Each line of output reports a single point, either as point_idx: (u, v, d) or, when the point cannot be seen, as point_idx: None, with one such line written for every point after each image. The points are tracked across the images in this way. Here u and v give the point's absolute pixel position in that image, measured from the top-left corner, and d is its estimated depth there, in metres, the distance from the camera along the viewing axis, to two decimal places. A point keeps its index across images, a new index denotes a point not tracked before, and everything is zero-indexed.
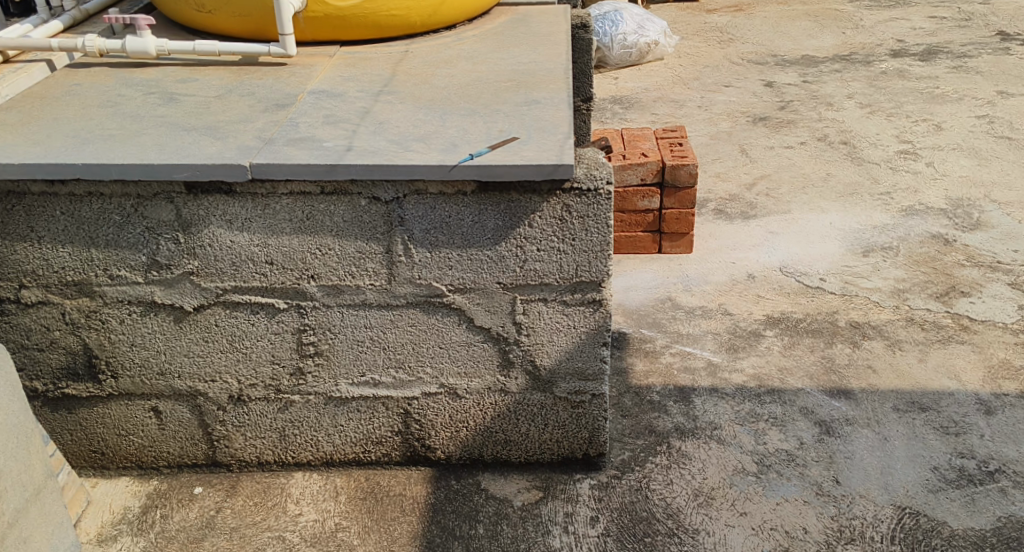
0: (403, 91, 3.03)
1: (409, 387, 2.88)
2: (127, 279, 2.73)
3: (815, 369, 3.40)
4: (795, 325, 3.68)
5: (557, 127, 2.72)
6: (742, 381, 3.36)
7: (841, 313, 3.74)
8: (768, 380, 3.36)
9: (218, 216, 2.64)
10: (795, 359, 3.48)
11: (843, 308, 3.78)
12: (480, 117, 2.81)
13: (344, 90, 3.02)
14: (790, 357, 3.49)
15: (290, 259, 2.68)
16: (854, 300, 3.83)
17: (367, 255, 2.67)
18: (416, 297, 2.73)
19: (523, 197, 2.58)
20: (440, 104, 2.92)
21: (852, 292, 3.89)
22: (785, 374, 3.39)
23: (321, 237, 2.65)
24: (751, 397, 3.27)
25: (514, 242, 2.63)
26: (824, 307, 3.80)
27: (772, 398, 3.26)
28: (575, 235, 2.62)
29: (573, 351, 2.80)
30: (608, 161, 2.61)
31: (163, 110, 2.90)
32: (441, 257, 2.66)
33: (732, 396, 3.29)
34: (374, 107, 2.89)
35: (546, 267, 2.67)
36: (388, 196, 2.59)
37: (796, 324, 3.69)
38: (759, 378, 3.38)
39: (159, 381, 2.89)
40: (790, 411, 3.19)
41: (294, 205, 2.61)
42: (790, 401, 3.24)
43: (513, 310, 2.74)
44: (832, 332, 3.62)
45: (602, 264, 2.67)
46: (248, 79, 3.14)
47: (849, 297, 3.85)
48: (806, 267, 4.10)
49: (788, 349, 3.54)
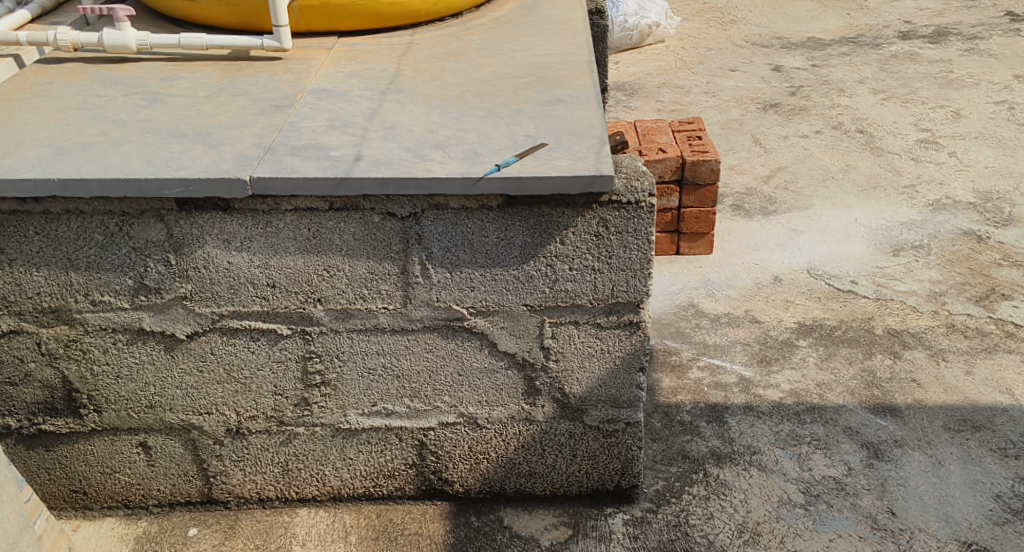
0: (413, 88, 2.74)
1: (425, 417, 2.64)
2: (111, 304, 2.45)
3: (856, 383, 3.17)
4: (830, 334, 3.47)
5: (589, 130, 2.45)
6: (778, 398, 3.14)
7: (878, 319, 3.51)
8: (807, 396, 3.14)
9: (214, 235, 2.34)
10: (833, 372, 3.26)
11: (879, 314, 3.55)
12: (501, 119, 2.54)
13: (349, 88, 2.73)
14: (827, 370, 3.26)
15: (295, 281, 2.42)
16: (889, 304, 3.60)
17: (380, 275, 2.42)
18: (434, 321, 2.49)
19: (555, 212, 2.31)
20: (455, 104, 2.63)
21: (887, 295, 3.66)
22: (824, 389, 3.17)
23: (329, 257, 2.38)
24: (790, 416, 3.05)
25: (544, 259, 2.38)
26: (859, 313, 3.58)
27: (813, 417, 3.04)
28: (612, 253, 2.36)
29: (607, 378, 2.55)
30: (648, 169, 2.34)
31: (147, 114, 2.60)
32: (462, 277, 2.42)
33: (769, 415, 3.06)
34: (383, 108, 2.61)
35: (578, 287, 2.42)
36: (405, 211, 2.32)
37: (830, 333, 3.47)
38: (797, 394, 3.16)
39: (148, 414, 2.62)
40: (834, 431, 2.96)
41: (298, 222, 2.33)
42: (832, 420, 3.02)
43: (541, 334, 2.50)
44: (870, 342, 3.39)
45: (641, 283, 2.40)
46: (241, 76, 2.84)
47: (883, 302, 3.63)
48: (834, 269, 3.89)
49: (824, 362, 3.32)
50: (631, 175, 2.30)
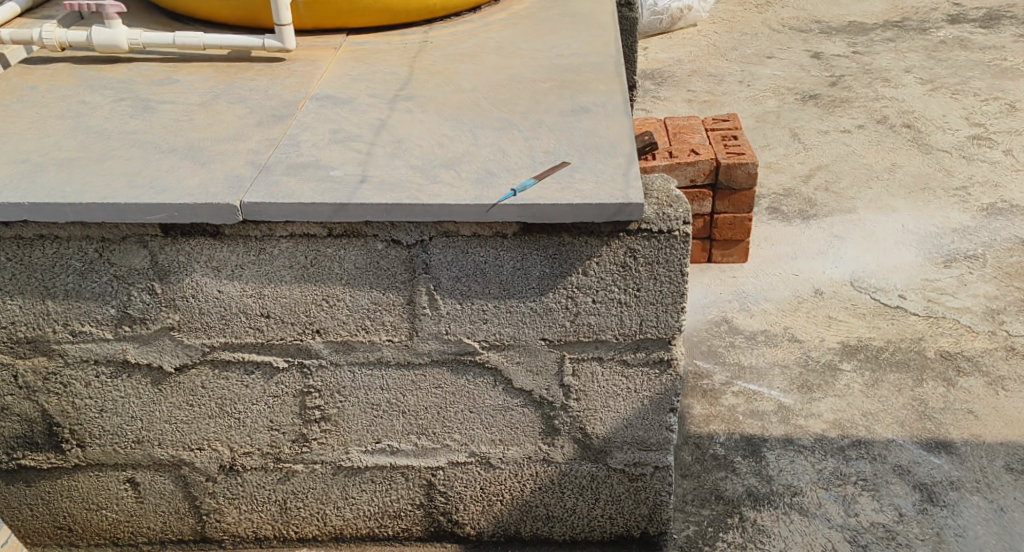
0: (424, 95, 2.50)
1: (433, 455, 2.41)
2: (93, 335, 2.23)
3: (906, 414, 2.94)
4: (877, 356, 3.22)
5: (616, 147, 2.20)
6: (820, 429, 2.91)
7: (930, 340, 3.27)
8: (852, 429, 2.91)
9: (202, 262, 2.11)
10: (881, 400, 3.02)
11: (930, 335, 3.30)
12: (519, 132, 2.29)
13: (354, 95, 2.49)
14: (874, 399, 3.03)
15: (292, 311, 2.18)
16: (941, 323, 3.35)
17: (384, 306, 2.18)
18: (443, 355, 2.25)
19: (577, 240, 2.07)
20: (470, 114, 2.39)
21: (938, 312, 3.41)
22: (871, 420, 2.94)
23: (328, 285, 2.14)
24: (834, 451, 2.82)
25: (565, 291, 2.14)
26: (908, 332, 3.33)
27: (860, 453, 2.80)
28: (641, 285, 2.12)
29: (633, 419, 2.31)
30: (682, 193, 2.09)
31: (134, 123, 2.36)
32: (473, 309, 2.18)
33: (811, 450, 2.83)
34: (391, 119, 2.37)
35: (603, 321, 2.18)
36: (411, 239, 2.08)
37: (876, 355, 3.23)
38: (841, 425, 2.93)
39: (136, 450, 2.41)
40: (882, 470, 2.73)
41: (294, 249, 2.09)
42: (880, 457, 2.78)
43: (561, 371, 2.26)
44: (922, 367, 3.15)
45: (673, 318, 2.16)
46: (239, 79, 2.60)
47: (934, 320, 3.38)
48: (880, 282, 3.63)
49: (871, 389, 3.08)
50: (663, 201, 2.06)
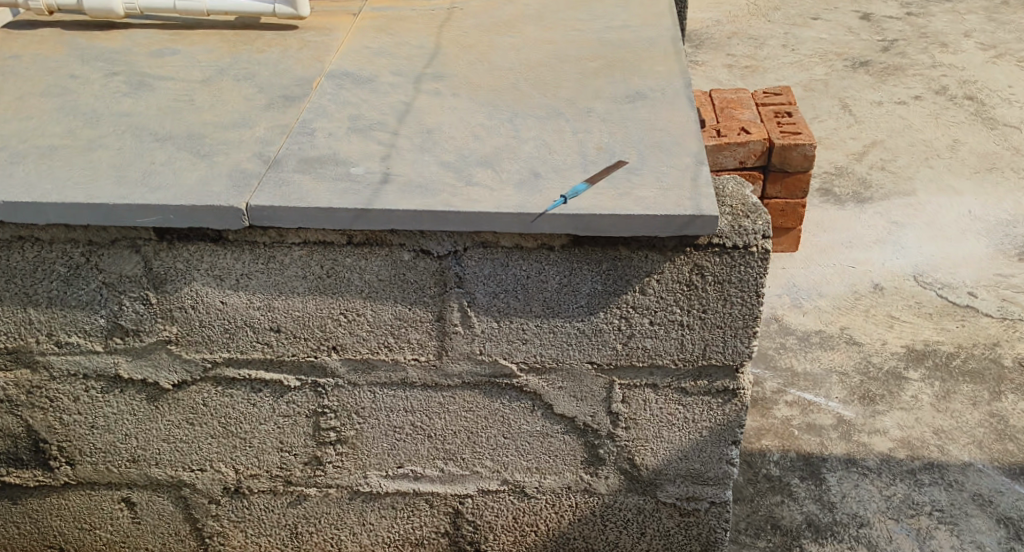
0: (455, 74, 2.19)
1: (462, 482, 2.15)
2: (80, 347, 1.94)
3: (985, 434, 2.74)
4: (947, 363, 3.01)
5: (680, 145, 1.91)
6: (887, 449, 2.70)
7: (1006, 346, 3.06)
8: (923, 450, 2.70)
9: (203, 270, 1.82)
10: (955, 415, 2.82)
11: (1006, 340, 3.09)
12: (567, 123, 1.99)
13: (376, 73, 2.19)
14: (946, 414, 2.82)
15: (304, 326, 1.90)
16: (1017, 326, 3.14)
17: (410, 322, 1.90)
18: (476, 377, 1.98)
19: (635, 254, 1.79)
20: (509, 99, 2.09)
21: (1013, 315, 3.19)
22: (944, 439, 2.74)
23: (346, 300, 1.87)
24: (903, 475, 2.61)
25: (619, 311, 1.87)
26: (981, 336, 3.11)
27: (932, 478, 2.60)
28: (706, 307, 1.85)
29: (689, 451, 2.05)
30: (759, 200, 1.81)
31: (126, 102, 2.05)
32: (511, 328, 1.91)
33: (876, 473, 2.62)
34: (419, 104, 2.07)
35: (659, 345, 1.91)
36: (443, 249, 1.80)
37: (947, 362, 3.01)
38: (910, 445, 2.72)
39: (131, 469, 2.14)
40: (960, 499, 2.53)
41: (308, 258, 1.81)
42: (956, 482, 2.59)
43: (609, 397, 2.00)
44: (998, 378, 2.94)
45: (741, 343, 1.89)
46: (247, 51, 2.29)
47: (1010, 323, 3.16)
48: (947, 276, 3.38)
49: (942, 401, 2.87)
50: (738, 211, 1.77)
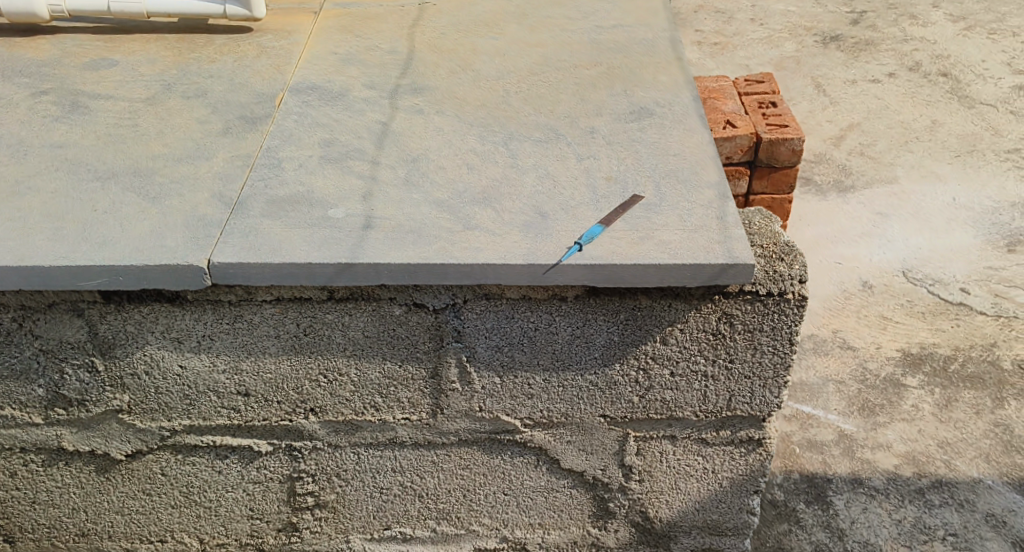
0: (437, 86, 1.94)
1: (456, 542, 1.93)
2: (16, 420, 1.68)
3: (992, 446, 2.68)
4: (946, 368, 2.92)
5: (698, 175, 1.70)
6: (892, 466, 2.61)
7: (1004, 347, 3.00)
8: (929, 466, 2.62)
9: (158, 332, 1.57)
10: (959, 425, 2.75)
11: (1004, 340, 3.03)
12: (569, 147, 1.77)
13: (347, 87, 1.93)
14: (950, 424, 2.75)
15: (277, 388, 1.66)
16: (1013, 325, 3.07)
17: (400, 380, 1.68)
18: (474, 434, 1.77)
19: (658, 304, 1.60)
20: (501, 116, 1.85)
21: (1008, 312, 3.12)
22: (950, 453, 2.67)
23: (328, 359, 1.63)
24: (912, 496, 2.53)
25: (636, 362, 1.68)
26: (978, 336, 3.04)
27: (942, 498, 2.54)
28: (733, 356, 1.67)
29: (706, 503, 1.88)
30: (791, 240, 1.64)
31: (58, 130, 1.76)
32: (515, 383, 1.70)
33: (884, 494, 2.53)
34: (400, 125, 1.82)
35: (680, 397, 1.73)
36: (440, 303, 1.58)
37: (944, 367, 2.92)
38: (916, 460, 2.63)
39: (80, 544, 1.86)
40: (972, 520, 2.48)
41: (283, 316, 1.56)
42: (967, 502, 2.53)
43: (622, 450, 1.81)
44: (999, 382, 2.89)
45: (770, 393, 1.72)
46: (196, 61, 2.00)
47: (1005, 321, 3.09)
48: (938, 271, 3.29)
49: (944, 411, 2.79)
50: (771, 253, 1.61)
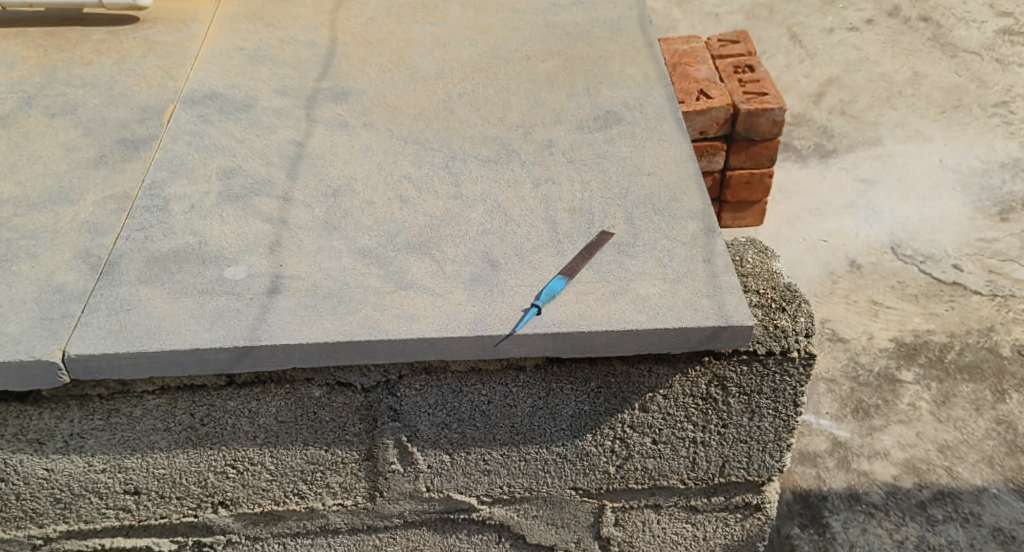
0: (365, 90, 1.62)
1: None
2: None
3: (994, 448, 2.35)
4: (942, 359, 2.58)
5: (677, 201, 1.40)
6: (891, 478, 2.29)
7: (1003, 332, 2.65)
8: (929, 475, 2.31)
9: (14, 433, 1.26)
10: (960, 425, 2.42)
11: (1001, 323, 2.67)
12: (524, 168, 1.45)
13: (254, 94, 1.59)
14: (948, 424, 2.41)
15: (175, 484, 1.36)
16: (1012, 305, 2.72)
17: (327, 465, 1.38)
18: (422, 515, 1.48)
19: (636, 369, 1.30)
20: (442, 129, 1.53)
21: (1004, 291, 2.76)
22: (950, 459, 2.34)
23: (235, 449, 1.33)
24: (912, 511, 2.21)
25: (611, 432, 1.39)
26: (973, 318, 2.70)
27: (946, 512, 2.21)
28: (727, 421, 1.39)
29: None
30: (792, 282, 1.35)
31: None
32: (468, 461, 1.41)
33: (884, 511, 2.22)
34: (318, 146, 1.49)
35: (664, 465, 1.45)
36: (369, 381, 1.28)
37: (941, 357, 2.58)
38: (915, 469, 2.32)
39: None
40: (979, 537, 2.15)
41: (170, 407, 1.26)
42: (974, 517, 2.20)
43: (598, 521, 1.54)
44: (999, 372, 2.54)
45: (769, 457, 1.45)
46: (63, 63, 1.65)
47: (1002, 302, 2.74)
48: (927, 244, 2.92)
49: (942, 409, 2.46)
50: (769, 300, 1.32)
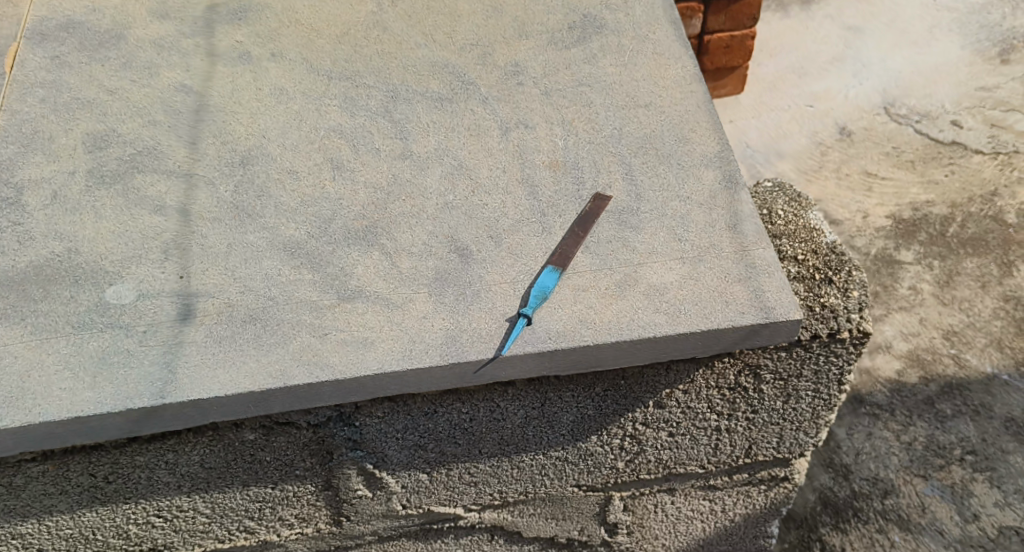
0: (268, 4, 1.24)
1: None
2: None
3: (1004, 330, 1.80)
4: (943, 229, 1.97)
5: (685, 144, 1.09)
6: (894, 374, 1.76)
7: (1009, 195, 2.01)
8: (934, 368, 1.76)
9: None
10: (968, 310, 1.85)
11: (1005, 185, 2.03)
12: (486, 108, 1.13)
13: (124, 20, 1.22)
14: (954, 309, 1.85)
15: (90, 541, 1.09)
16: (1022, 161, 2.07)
17: (278, 500, 1.11)
18: (399, 530, 1.24)
19: (650, 367, 1.04)
20: (376, 56, 1.18)
21: (1008, 148, 2.09)
22: (957, 346, 1.79)
23: (157, 500, 1.06)
24: (920, 406, 1.71)
25: (619, 431, 1.14)
26: (976, 180, 2.05)
27: (955, 406, 1.70)
28: (757, 407, 1.14)
29: (716, 543, 1.41)
30: (836, 240, 1.08)
31: None
32: (450, 476, 1.15)
33: (889, 412, 1.71)
34: (214, 92, 1.14)
35: (682, 454, 1.21)
36: (318, 416, 1.00)
37: (942, 232, 1.96)
38: (920, 362, 1.77)
39: None
40: (992, 433, 1.65)
41: (63, 470, 0.98)
42: (987, 410, 1.69)
43: (604, 510, 1.31)
44: (1007, 241, 1.95)
45: (804, 435, 1.22)
46: None
47: (1006, 160, 2.08)
48: (924, 95, 2.21)
49: (945, 291, 1.88)
50: (812, 271, 1.05)
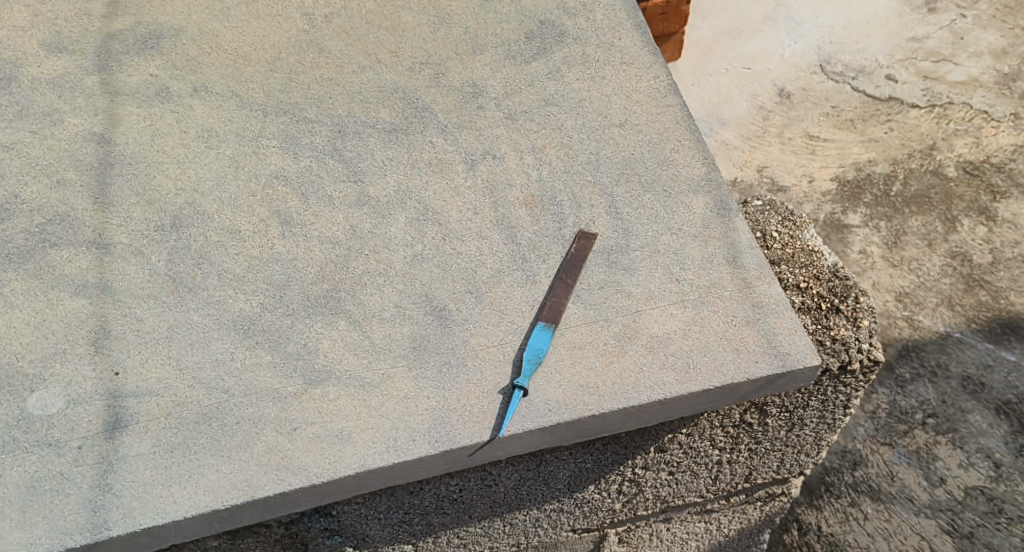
0: (182, 28, 1.09)
1: None
2: None
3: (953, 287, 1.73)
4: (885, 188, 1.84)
5: (668, 166, 0.99)
6: None
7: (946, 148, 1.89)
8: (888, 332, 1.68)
9: None
10: (917, 270, 1.76)
11: (942, 139, 1.90)
12: (447, 138, 1.00)
13: (14, 56, 1.05)
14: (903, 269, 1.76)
15: None
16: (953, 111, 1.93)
17: None
18: None
19: None
20: (314, 83, 1.04)
21: (942, 100, 1.94)
22: (910, 308, 1.72)
23: None
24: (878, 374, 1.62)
25: (618, 477, 1.05)
26: (911, 135, 1.90)
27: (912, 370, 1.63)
28: (759, 437, 1.07)
29: None
30: (839, 265, 1.02)
31: None
32: (436, 543, 1.05)
33: None
34: (130, 140, 0.99)
35: (680, 488, 1.13)
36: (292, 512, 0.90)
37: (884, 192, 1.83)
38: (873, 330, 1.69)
39: None
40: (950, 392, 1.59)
41: None
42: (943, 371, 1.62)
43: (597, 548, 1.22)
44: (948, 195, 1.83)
45: (805, 456, 1.15)
46: None
47: (939, 111, 1.93)
48: (859, 47, 2.01)
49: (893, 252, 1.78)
50: (818, 300, 0.98)
